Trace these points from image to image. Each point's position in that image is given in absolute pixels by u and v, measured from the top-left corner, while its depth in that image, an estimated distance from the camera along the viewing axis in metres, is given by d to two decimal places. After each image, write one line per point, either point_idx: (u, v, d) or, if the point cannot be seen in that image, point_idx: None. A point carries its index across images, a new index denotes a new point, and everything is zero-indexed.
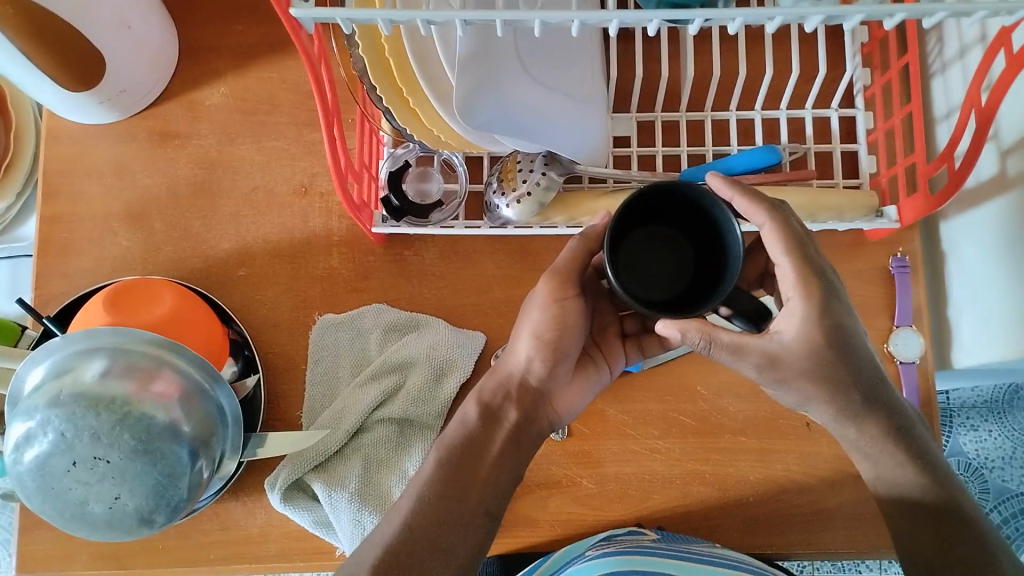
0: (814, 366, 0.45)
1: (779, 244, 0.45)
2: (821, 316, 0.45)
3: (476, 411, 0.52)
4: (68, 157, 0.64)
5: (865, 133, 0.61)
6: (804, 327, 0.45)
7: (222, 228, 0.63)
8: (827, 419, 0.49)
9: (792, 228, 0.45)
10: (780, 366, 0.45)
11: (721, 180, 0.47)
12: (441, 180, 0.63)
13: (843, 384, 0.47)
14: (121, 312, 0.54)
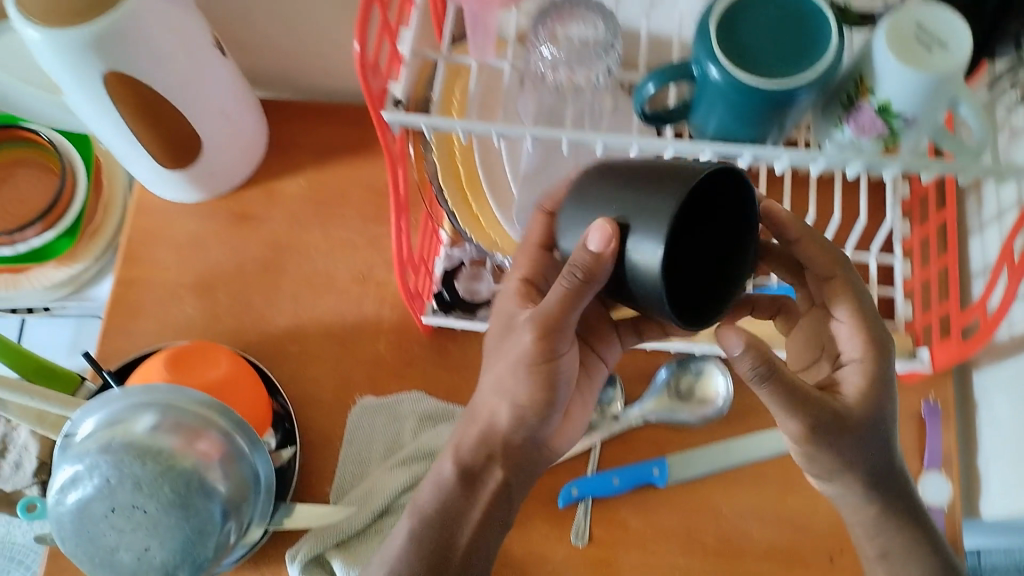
0: (863, 432, 0.46)
1: (857, 325, 0.48)
2: (883, 391, 0.47)
3: (455, 469, 0.50)
4: (152, 227, 0.69)
5: (901, 280, 0.64)
6: (864, 396, 0.47)
7: (281, 306, 0.67)
8: (847, 497, 0.50)
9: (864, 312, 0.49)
10: (834, 429, 0.46)
11: (798, 222, 0.50)
12: (492, 281, 0.65)
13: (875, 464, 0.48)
14: (179, 372, 0.58)
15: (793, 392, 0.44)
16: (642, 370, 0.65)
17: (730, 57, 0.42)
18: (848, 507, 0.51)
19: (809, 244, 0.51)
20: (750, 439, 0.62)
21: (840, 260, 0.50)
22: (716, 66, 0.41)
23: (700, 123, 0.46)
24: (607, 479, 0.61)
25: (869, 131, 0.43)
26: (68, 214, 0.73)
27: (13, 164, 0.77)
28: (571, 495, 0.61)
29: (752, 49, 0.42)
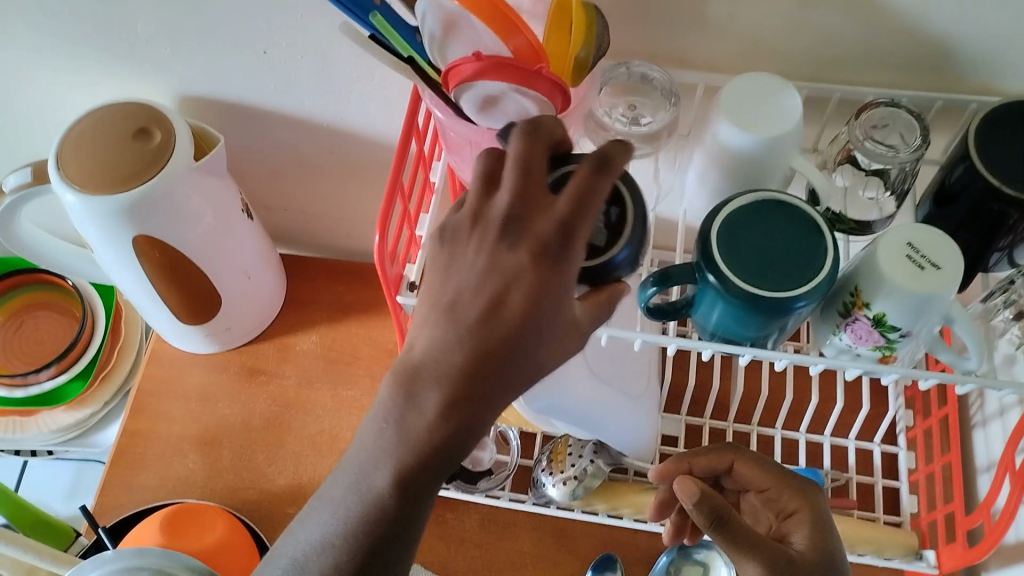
0: None
1: (795, 486, 0.50)
2: (827, 539, 0.47)
3: (389, 482, 0.35)
4: (164, 378, 0.70)
5: (906, 472, 0.63)
6: (809, 537, 0.47)
7: (282, 465, 0.66)
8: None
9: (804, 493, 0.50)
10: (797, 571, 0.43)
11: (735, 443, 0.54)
12: (494, 450, 0.67)
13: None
14: (173, 535, 0.57)
15: (743, 534, 0.43)
16: (643, 551, 0.64)
17: (729, 265, 0.42)
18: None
19: (745, 464, 0.53)
20: None
21: (784, 475, 0.51)
22: (714, 274, 0.42)
23: (701, 321, 0.47)
24: None
25: (867, 340, 0.44)
26: (83, 359, 0.75)
27: (35, 305, 0.79)
28: None
29: (750, 256, 0.43)
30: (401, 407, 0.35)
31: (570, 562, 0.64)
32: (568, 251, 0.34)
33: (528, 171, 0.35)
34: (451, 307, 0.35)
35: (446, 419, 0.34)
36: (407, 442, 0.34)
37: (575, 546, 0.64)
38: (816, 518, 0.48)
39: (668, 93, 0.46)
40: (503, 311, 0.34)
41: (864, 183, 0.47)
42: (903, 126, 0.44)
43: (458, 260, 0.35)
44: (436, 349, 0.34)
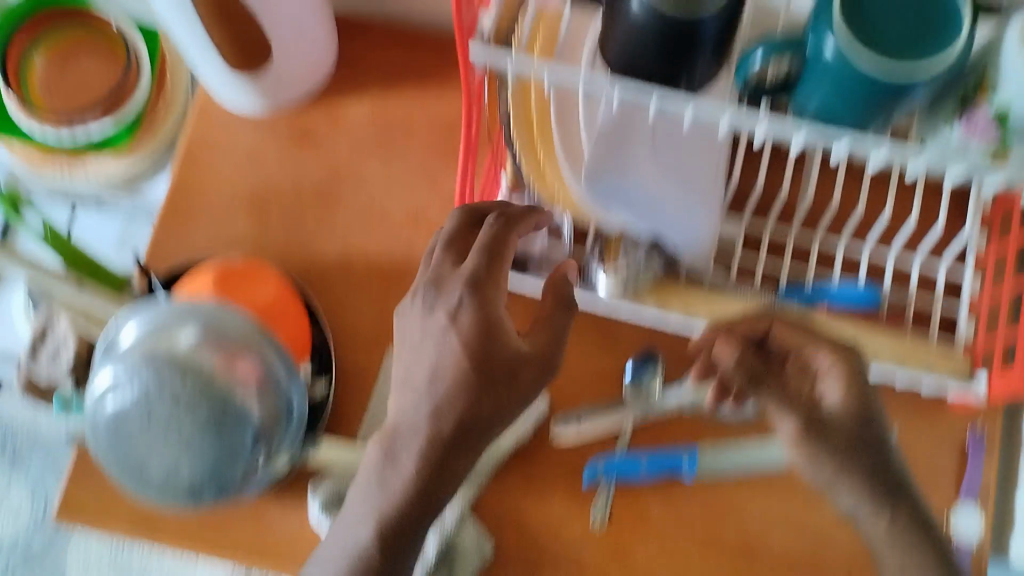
0: (853, 441, 0.48)
1: (831, 347, 0.50)
2: (864, 392, 0.49)
3: (403, 488, 0.46)
4: (212, 135, 0.68)
5: (969, 298, 0.61)
6: (849, 393, 0.49)
7: (331, 234, 0.66)
8: (857, 502, 0.48)
9: (843, 358, 0.49)
10: (834, 438, 0.48)
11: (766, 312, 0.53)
12: (547, 240, 0.63)
13: (871, 471, 0.48)
14: (225, 290, 0.57)
15: (774, 393, 0.50)
16: (685, 352, 0.64)
17: (852, 26, 0.38)
18: (861, 520, 0.49)
19: (783, 328, 0.51)
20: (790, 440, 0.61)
21: (821, 340, 0.50)
22: (831, 37, 0.38)
23: (802, 102, 0.42)
24: (635, 463, 0.61)
25: (982, 132, 0.40)
26: (130, 107, 0.72)
27: (78, 49, 0.76)
28: (596, 472, 0.61)
29: (879, 22, 0.38)
30: (383, 468, 0.47)
31: (613, 355, 0.64)
32: (481, 297, 0.47)
33: (495, 253, 0.48)
34: (406, 378, 0.49)
35: (424, 466, 0.46)
36: (393, 490, 0.47)
37: (618, 341, 0.64)
38: (857, 372, 0.49)
39: None
40: (441, 374, 0.47)
41: None
42: None
43: (410, 340, 0.49)
44: (413, 423, 0.47)
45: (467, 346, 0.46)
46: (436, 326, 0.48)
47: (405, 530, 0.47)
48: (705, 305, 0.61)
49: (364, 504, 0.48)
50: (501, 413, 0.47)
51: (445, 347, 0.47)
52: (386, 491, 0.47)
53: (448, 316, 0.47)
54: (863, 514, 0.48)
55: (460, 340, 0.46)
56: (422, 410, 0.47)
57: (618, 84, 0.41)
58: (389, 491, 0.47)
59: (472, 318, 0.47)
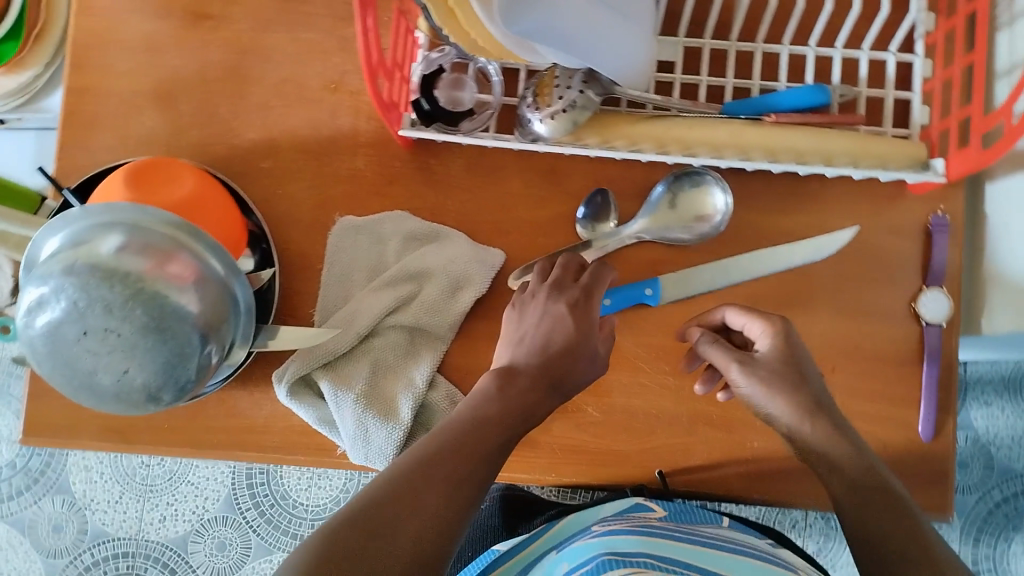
0: (799, 390, 0.49)
1: (763, 314, 0.52)
2: (796, 349, 0.51)
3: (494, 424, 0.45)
4: (99, 27, 0.62)
5: (921, 82, 0.58)
6: (784, 336, 0.51)
7: (249, 117, 0.62)
8: (789, 414, 0.48)
9: (781, 328, 0.51)
10: (788, 385, 0.49)
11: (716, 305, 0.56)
12: (475, 89, 0.61)
13: (801, 387, 0.49)
14: (141, 190, 0.54)
15: (726, 349, 0.51)
16: (637, 184, 0.61)
17: None
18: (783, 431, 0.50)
19: (735, 310, 0.54)
20: (748, 257, 0.59)
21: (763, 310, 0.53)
22: None
23: None
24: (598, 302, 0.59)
25: None
26: (10, 15, 0.66)
27: None
28: None
29: None
30: (501, 385, 0.47)
31: (563, 200, 0.61)
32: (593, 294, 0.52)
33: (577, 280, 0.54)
34: (522, 340, 0.51)
35: (535, 388, 0.47)
36: (508, 400, 0.46)
37: (565, 184, 0.61)
38: (789, 339, 0.51)
39: None
40: (576, 307, 0.51)
41: None
42: None
43: (526, 317, 0.52)
44: (547, 339, 0.49)
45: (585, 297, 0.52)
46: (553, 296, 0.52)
47: (482, 436, 0.44)
48: (649, 134, 0.57)
49: (463, 414, 0.45)
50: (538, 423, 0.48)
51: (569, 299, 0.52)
52: (461, 420, 0.45)
53: (558, 302, 0.52)
54: (795, 423, 0.49)
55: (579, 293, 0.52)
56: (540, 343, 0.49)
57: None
58: (474, 421, 0.45)
59: (585, 306, 0.51)
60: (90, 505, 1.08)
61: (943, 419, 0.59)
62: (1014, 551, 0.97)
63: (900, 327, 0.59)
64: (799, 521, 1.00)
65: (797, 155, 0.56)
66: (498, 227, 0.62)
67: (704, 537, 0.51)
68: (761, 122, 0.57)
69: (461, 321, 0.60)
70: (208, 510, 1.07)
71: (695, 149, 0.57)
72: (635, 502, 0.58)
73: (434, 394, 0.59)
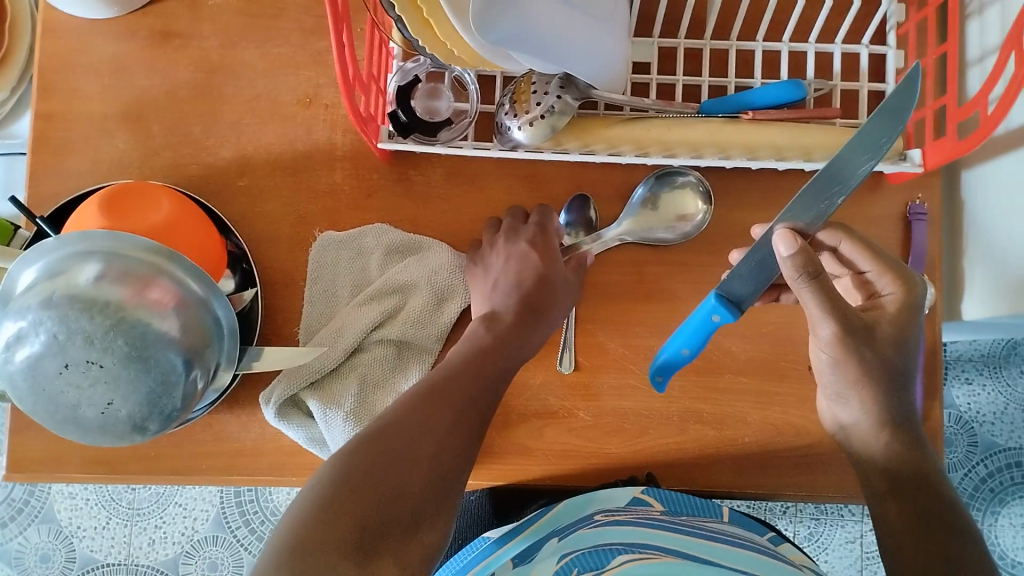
0: (887, 365, 0.50)
1: (892, 270, 0.52)
2: (904, 335, 0.51)
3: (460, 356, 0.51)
4: (63, 51, 0.61)
5: (894, 74, 0.58)
6: (895, 322, 0.51)
7: (222, 136, 0.61)
8: (860, 416, 0.51)
9: (902, 302, 0.52)
10: (880, 366, 0.50)
11: (902, 308, 0.51)
12: (452, 99, 0.61)
13: (892, 392, 0.51)
14: (116, 217, 0.53)
15: (830, 300, 0.46)
16: (618, 187, 0.61)
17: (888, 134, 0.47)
18: (848, 429, 0.53)
19: (852, 246, 0.54)
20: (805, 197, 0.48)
21: (904, 272, 0.52)
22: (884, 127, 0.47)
23: None
24: (677, 352, 0.55)
25: None
26: None
27: None
28: (681, 355, 0.55)
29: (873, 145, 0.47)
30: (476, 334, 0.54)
31: (544, 206, 0.61)
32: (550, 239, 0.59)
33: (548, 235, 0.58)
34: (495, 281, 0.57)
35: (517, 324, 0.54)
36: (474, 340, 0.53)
37: (546, 190, 0.61)
38: (898, 323, 0.51)
39: None
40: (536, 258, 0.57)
41: None
42: None
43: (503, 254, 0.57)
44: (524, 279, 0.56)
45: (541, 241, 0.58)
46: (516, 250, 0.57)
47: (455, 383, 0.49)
48: (629, 137, 0.57)
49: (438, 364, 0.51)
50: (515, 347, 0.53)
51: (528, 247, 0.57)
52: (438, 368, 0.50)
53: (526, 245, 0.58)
54: (840, 407, 0.52)
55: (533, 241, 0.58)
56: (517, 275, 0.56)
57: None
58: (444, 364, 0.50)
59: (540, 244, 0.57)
60: (77, 532, 1.06)
61: (930, 405, 0.59)
62: (1001, 526, 0.99)
63: None
64: (790, 508, 1.01)
65: (776, 150, 0.56)
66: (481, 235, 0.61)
67: (704, 530, 0.53)
68: (738, 119, 0.57)
69: (448, 333, 0.60)
70: (198, 530, 1.06)
71: (675, 149, 0.57)
72: (633, 493, 0.59)
73: None
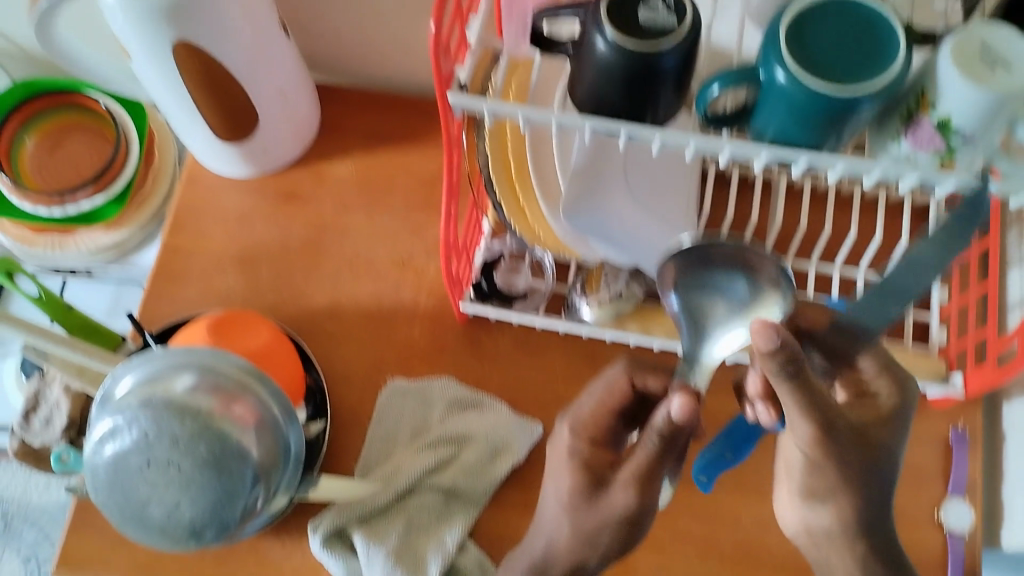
0: (866, 474, 0.44)
1: (888, 368, 0.47)
2: (890, 440, 0.45)
3: None
4: (201, 197, 0.70)
5: (938, 306, 0.64)
6: (882, 425, 0.45)
7: (321, 284, 0.68)
8: (830, 527, 0.46)
9: (889, 405, 0.46)
10: (854, 460, 0.43)
11: (884, 405, 0.46)
12: (529, 275, 0.67)
13: (873, 508, 0.45)
14: (222, 338, 0.59)
15: (810, 396, 0.39)
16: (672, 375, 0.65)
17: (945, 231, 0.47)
18: (819, 534, 0.47)
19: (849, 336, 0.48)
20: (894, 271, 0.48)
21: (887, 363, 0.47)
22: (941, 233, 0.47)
23: (759, 129, 0.46)
24: (722, 457, 0.55)
25: (926, 146, 0.43)
26: (119, 180, 0.75)
27: (69, 127, 0.80)
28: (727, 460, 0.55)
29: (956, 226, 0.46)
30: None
31: None
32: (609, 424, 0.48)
33: (593, 438, 0.47)
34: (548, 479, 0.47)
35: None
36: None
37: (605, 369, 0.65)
38: (884, 424, 0.46)
39: None
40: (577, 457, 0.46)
41: None
42: None
43: (557, 443, 0.48)
44: (558, 513, 0.46)
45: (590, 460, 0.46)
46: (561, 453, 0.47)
47: None
48: None
49: None
50: None
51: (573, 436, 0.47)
52: None
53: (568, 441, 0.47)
54: (811, 512, 0.46)
55: (577, 434, 0.47)
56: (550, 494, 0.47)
57: (590, 119, 0.46)
58: None
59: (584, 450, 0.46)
60: None
61: None
62: None
63: (927, 536, 0.60)
64: None
65: None
66: (539, 403, 0.65)
67: None
68: None
69: (496, 489, 0.62)
70: None
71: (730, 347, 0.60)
72: None
73: (463, 558, 0.60)
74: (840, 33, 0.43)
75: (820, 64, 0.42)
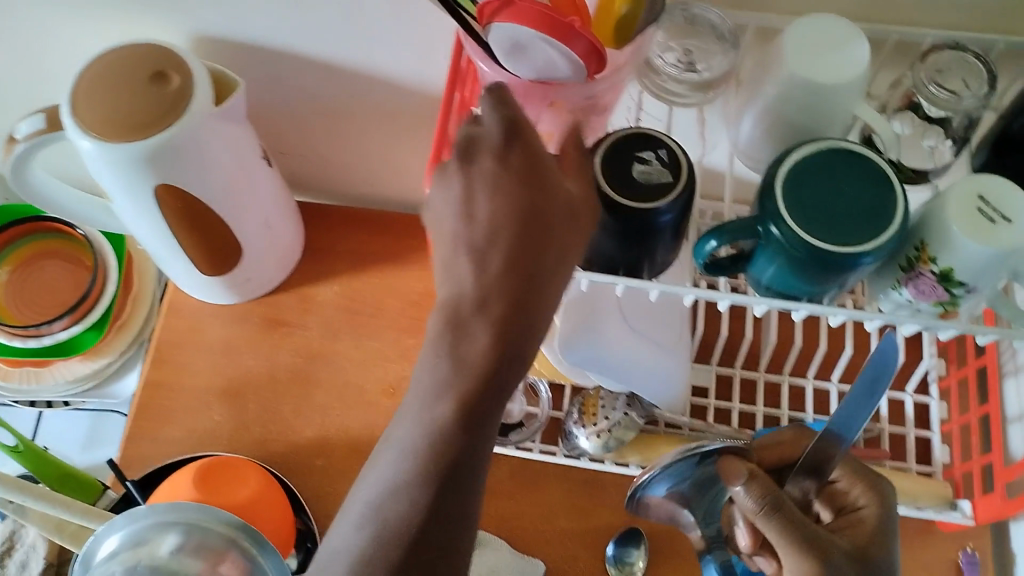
0: None
1: (867, 484, 0.46)
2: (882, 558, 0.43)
3: None
4: (184, 329, 0.69)
5: (939, 422, 0.63)
6: (871, 542, 0.43)
7: (309, 416, 0.66)
8: None
9: (878, 522, 0.44)
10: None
11: (872, 521, 0.44)
12: (523, 402, 0.66)
13: None
14: (208, 490, 0.57)
15: (790, 527, 0.40)
16: None
17: None
18: None
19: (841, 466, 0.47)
20: None
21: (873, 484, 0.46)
22: None
23: (758, 275, 0.46)
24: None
25: (929, 295, 0.44)
26: (97, 307, 0.75)
27: (45, 254, 0.79)
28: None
29: None
30: (450, 341, 0.36)
31: (606, 513, 0.63)
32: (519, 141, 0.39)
33: (508, 157, 0.38)
34: (452, 241, 0.38)
35: (497, 340, 0.36)
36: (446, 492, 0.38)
37: (605, 498, 0.64)
38: (873, 546, 0.43)
39: (725, 36, 0.47)
40: (476, 211, 0.38)
41: (924, 132, 0.48)
42: (968, 73, 0.44)
43: (448, 198, 0.39)
44: (469, 289, 0.37)
45: (505, 171, 0.38)
46: (454, 214, 0.39)
47: None
48: None
49: None
50: (506, 386, 0.37)
51: (481, 182, 0.38)
52: None
53: (472, 182, 0.38)
54: None
55: (489, 184, 0.38)
56: (461, 246, 0.38)
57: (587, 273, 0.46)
58: None
59: (509, 167, 0.38)
60: None
61: None
62: None
63: None
64: None
65: None
66: (540, 537, 0.63)
67: None
68: None
69: None
70: None
71: None
72: None
73: None
74: (834, 183, 0.42)
75: (815, 219, 0.42)
